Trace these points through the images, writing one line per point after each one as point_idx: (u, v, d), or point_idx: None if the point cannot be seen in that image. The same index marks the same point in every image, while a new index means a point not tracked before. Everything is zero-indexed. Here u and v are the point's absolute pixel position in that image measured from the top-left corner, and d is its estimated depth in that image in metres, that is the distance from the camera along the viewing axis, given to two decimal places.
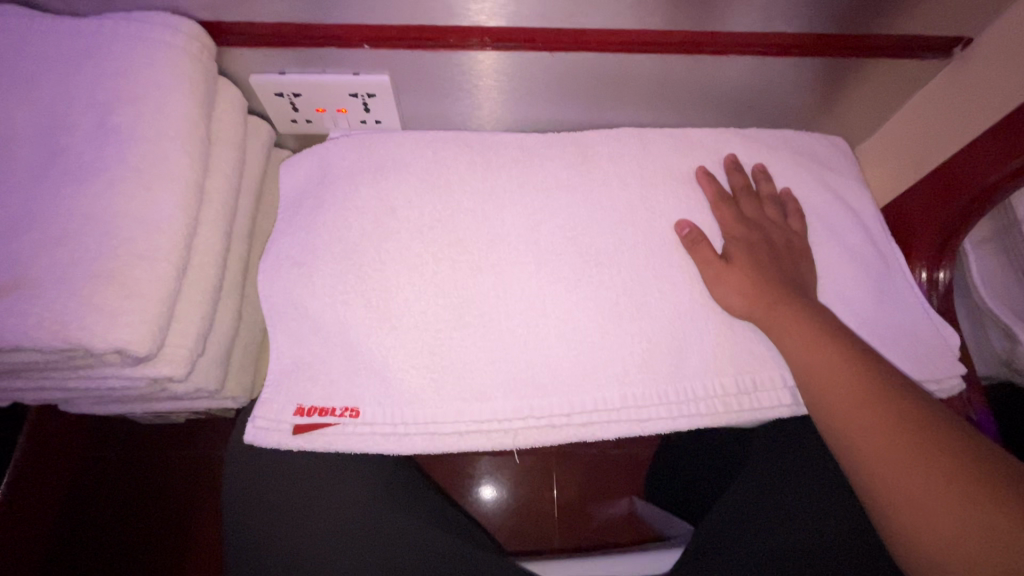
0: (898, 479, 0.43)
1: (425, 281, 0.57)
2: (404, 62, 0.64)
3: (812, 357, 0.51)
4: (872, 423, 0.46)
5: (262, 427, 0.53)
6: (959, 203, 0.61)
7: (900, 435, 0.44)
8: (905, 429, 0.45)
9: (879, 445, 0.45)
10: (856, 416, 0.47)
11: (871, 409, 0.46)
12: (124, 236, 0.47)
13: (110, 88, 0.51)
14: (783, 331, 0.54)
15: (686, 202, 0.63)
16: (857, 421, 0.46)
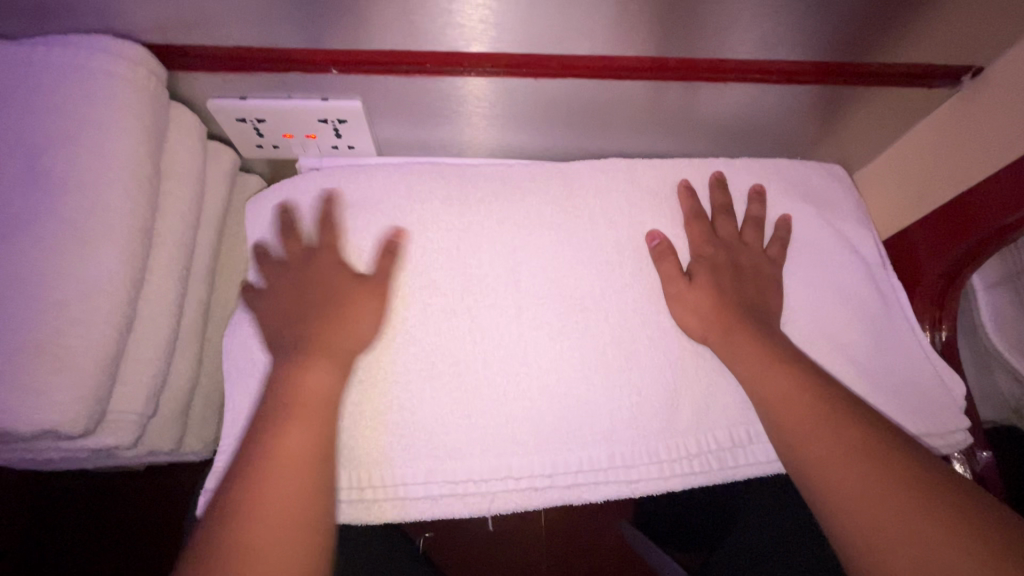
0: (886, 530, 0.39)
1: (397, 331, 0.52)
2: (376, 87, 0.59)
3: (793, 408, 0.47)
4: (860, 469, 0.42)
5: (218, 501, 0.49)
6: (966, 244, 0.58)
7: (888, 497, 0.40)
8: (893, 490, 0.40)
9: (865, 507, 0.41)
10: (842, 476, 0.42)
11: (854, 465, 0.42)
12: (55, 297, 0.43)
13: (41, 126, 0.46)
14: (742, 357, 0.51)
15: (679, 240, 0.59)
16: (842, 480, 0.42)
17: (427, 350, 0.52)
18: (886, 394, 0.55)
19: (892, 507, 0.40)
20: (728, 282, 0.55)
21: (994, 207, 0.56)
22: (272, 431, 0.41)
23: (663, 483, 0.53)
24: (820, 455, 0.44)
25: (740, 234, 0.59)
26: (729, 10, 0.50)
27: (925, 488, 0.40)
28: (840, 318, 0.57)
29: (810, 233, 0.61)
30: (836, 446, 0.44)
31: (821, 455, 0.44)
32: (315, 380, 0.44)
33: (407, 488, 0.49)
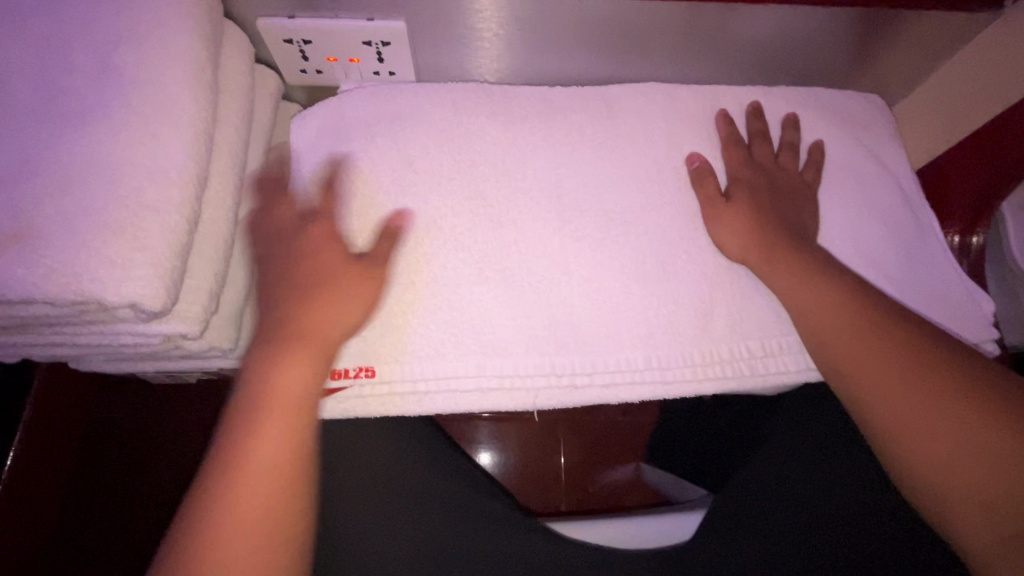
0: (907, 411, 0.43)
1: (444, 236, 0.54)
2: (420, 5, 0.60)
3: (832, 320, 0.49)
4: (873, 359, 0.46)
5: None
6: (1000, 164, 0.59)
7: (935, 404, 0.43)
8: (939, 396, 0.43)
9: (907, 412, 0.43)
10: (885, 385, 0.45)
11: (901, 376, 0.44)
12: (132, 185, 0.45)
13: (111, 27, 0.48)
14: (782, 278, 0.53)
15: (715, 162, 0.61)
16: (887, 389, 0.44)
17: (474, 256, 0.54)
18: (919, 308, 0.56)
19: (938, 413, 0.42)
20: (764, 200, 0.56)
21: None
22: (264, 367, 0.44)
23: (698, 387, 0.55)
24: (863, 365, 0.46)
25: (774, 156, 0.60)
26: None
27: (974, 394, 0.42)
28: (873, 236, 0.58)
29: (845, 157, 0.62)
30: (880, 355, 0.46)
31: (864, 365, 0.46)
32: (320, 318, 0.48)
33: (456, 383, 0.52)
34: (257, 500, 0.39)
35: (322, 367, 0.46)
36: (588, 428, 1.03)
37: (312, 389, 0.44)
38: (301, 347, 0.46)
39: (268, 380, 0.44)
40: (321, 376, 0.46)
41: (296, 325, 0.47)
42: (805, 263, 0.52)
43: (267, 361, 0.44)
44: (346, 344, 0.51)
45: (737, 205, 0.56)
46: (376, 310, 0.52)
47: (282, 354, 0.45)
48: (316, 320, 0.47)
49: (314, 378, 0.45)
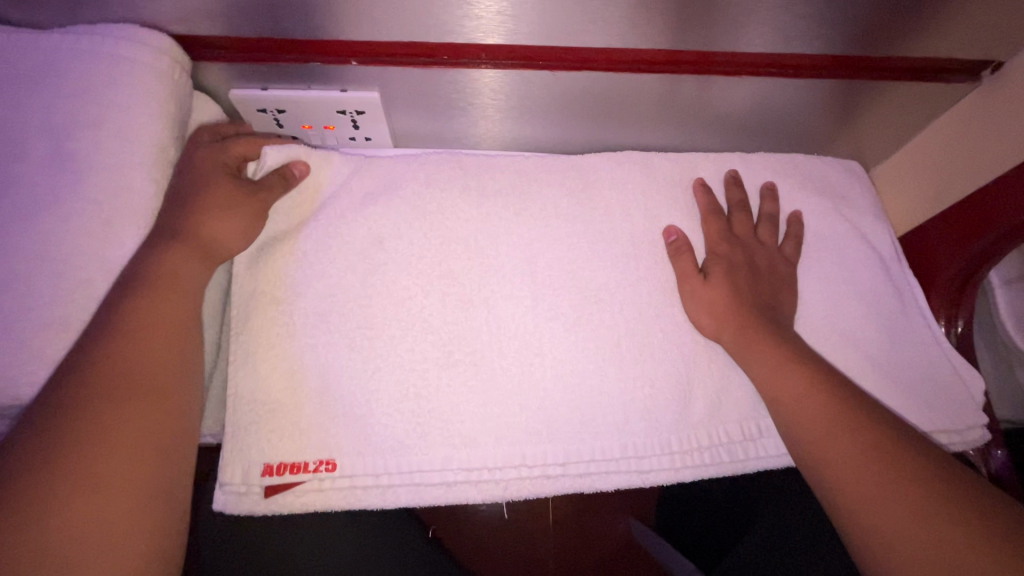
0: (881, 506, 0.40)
1: (412, 317, 0.53)
2: (394, 79, 0.59)
3: (810, 413, 0.46)
4: (851, 450, 0.43)
5: (228, 493, 0.48)
6: (981, 241, 0.57)
7: (921, 510, 0.39)
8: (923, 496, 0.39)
9: (893, 518, 0.39)
10: (872, 486, 0.41)
11: (883, 476, 0.41)
12: (82, 278, 0.44)
13: (69, 112, 0.47)
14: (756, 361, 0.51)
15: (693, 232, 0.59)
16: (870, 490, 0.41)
17: (444, 338, 0.53)
18: (902, 392, 0.54)
19: (924, 517, 0.39)
20: (741, 278, 0.55)
21: (1013, 207, 0.54)
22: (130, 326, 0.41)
23: (675, 474, 0.52)
24: (843, 463, 0.43)
25: (753, 228, 0.59)
26: (747, 1, 0.50)
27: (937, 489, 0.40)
28: (853, 314, 0.57)
29: (824, 229, 0.61)
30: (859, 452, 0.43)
31: (841, 463, 0.43)
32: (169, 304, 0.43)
33: (422, 477, 0.50)
34: (120, 497, 0.34)
35: (169, 348, 0.42)
36: None
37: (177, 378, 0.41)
38: (149, 339, 0.41)
39: (102, 368, 0.38)
40: (173, 360, 0.41)
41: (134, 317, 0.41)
42: (783, 348, 0.50)
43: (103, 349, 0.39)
44: (304, 435, 0.49)
45: (716, 283, 0.55)
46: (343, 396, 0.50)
47: (129, 347, 0.40)
48: (160, 309, 0.42)
49: (155, 361, 0.40)
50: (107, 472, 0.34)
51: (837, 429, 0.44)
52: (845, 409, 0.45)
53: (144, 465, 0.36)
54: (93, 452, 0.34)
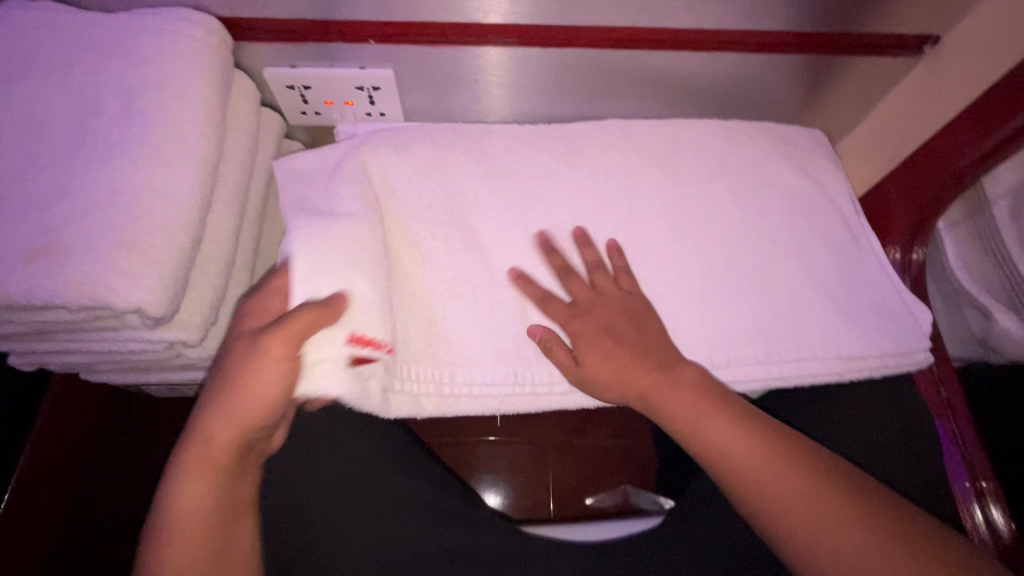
0: (834, 537, 0.43)
1: (421, 256, 0.60)
2: (407, 56, 0.68)
3: (754, 450, 0.48)
4: (801, 484, 0.46)
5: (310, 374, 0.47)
6: (931, 188, 0.65)
7: (813, 496, 0.45)
8: (815, 488, 0.46)
9: (798, 512, 0.45)
10: (783, 488, 0.46)
11: (782, 472, 0.47)
12: (145, 209, 0.52)
13: (136, 76, 0.56)
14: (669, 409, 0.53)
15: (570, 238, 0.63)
16: (773, 485, 0.46)
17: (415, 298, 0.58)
18: (856, 323, 0.61)
19: (820, 506, 0.45)
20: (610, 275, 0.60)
21: (954, 153, 0.62)
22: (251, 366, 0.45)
23: None
24: (744, 464, 0.48)
25: (724, 184, 0.66)
26: None
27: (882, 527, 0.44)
28: (816, 256, 0.64)
29: (791, 185, 0.68)
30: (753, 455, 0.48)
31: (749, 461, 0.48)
32: (264, 381, 0.45)
33: (427, 391, 0.57)
34: (191, 561, 0.45)
35: (228, 472, 0.47)
36: (577, 450, 1.07)
37: (210, 500, 0.46)
38: (205, 474, 0.46)
39: (172, 508, 0.46)
40: (226, 484, 0.47)
41: (198, 441, 0.46)
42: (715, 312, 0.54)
43: (174, 491, 0.46)
44: None
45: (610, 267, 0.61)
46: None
47: (269, 368, 0.45)
48: (219, 439, 0.46)
49: (217, 489, 0.47)
50: (176, 542, 0.45)
51: (777, 462, 0.47)
52: (756, 431, 0.49)
53: (206, 519, 0.46)
54: (184, 518, 0.45)
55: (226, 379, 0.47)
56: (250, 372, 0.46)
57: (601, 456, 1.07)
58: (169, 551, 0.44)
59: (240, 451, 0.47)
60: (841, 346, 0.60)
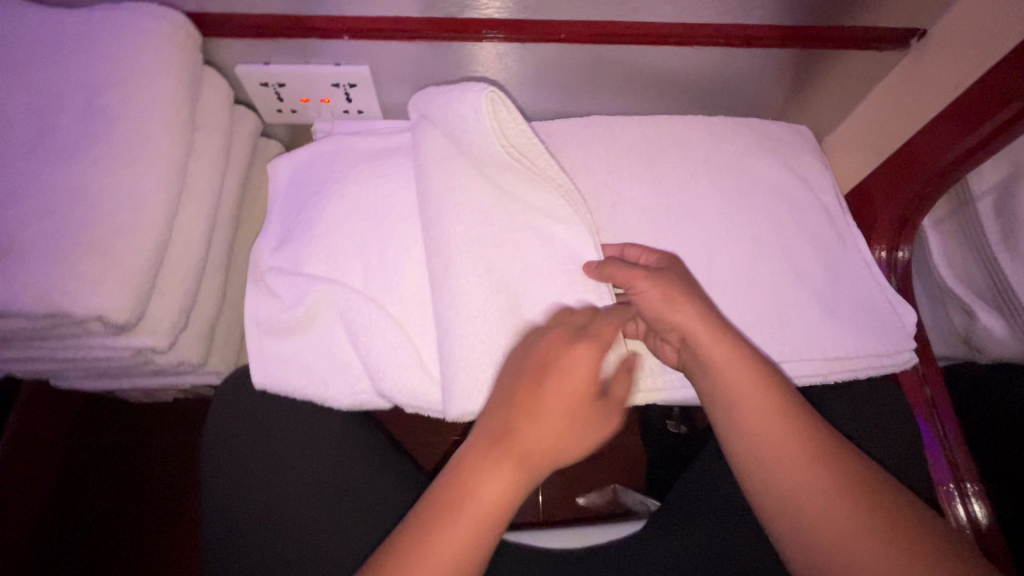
0: (819, 525, 0.44)
1: (397, 257, 0.59)
2: (384, 52, 0.66)
3: (770, 431, 0.48)
4: (800, 467, 0.46)
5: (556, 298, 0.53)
6: (916, 185, 0.64)
7: (843, 494, 0.45)
8: (846, 487, 0.45)
9: (821, 504, 0.45)
10: (786, 474, 0.46)
11: (811, 471, 0.46)
12: (108, 211, 0.50)
13: (97, 74, 0.54)
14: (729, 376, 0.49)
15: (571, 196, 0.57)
16: (799, 484, 0.46)
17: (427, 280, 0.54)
18: (841, 324, 0.60)
19: (847, 507, 0.44)
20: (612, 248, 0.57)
21: (939, 149, 0.61)
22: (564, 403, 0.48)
23: (632, 395, 0.58)
24: (774, 450, 0.47)
25: (708, 181, 0.65)
26: None
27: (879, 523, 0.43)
28: (801, 255, 0.62)
29: (776, 182, 0.66)
30: (786, 444, 0.47)
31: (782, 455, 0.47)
32: (536, 431, 0.47)
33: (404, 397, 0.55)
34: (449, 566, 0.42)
35: (520, 474, 0.46)
36: None
37: (508, 495, 0.45)
38: (505, 464, 0.45)
39: (468, 485, 0.45)
40: (519, 483, 0.46)
41: (502, 441, 0.46)
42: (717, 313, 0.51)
43: (462, 469, 0.46)
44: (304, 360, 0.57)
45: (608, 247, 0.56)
46: (346, 321, 0.57)
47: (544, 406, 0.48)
48: (526, 433, 0.47)
49: (512, 485, 0.45)
50: (422, 556, 0.42)
51: (787, 442, 0.47)
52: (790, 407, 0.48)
53: (472, 541, 0.43)
54: (449, 534, 0.43)
55: (507, 420, 0.47)
56: (527, 413, 0.47)
57: (591, 456, 1.06)
58: (439, 541, 0.43)
59: (540, 463, 0.47)
60: (826, 346, 0.58)
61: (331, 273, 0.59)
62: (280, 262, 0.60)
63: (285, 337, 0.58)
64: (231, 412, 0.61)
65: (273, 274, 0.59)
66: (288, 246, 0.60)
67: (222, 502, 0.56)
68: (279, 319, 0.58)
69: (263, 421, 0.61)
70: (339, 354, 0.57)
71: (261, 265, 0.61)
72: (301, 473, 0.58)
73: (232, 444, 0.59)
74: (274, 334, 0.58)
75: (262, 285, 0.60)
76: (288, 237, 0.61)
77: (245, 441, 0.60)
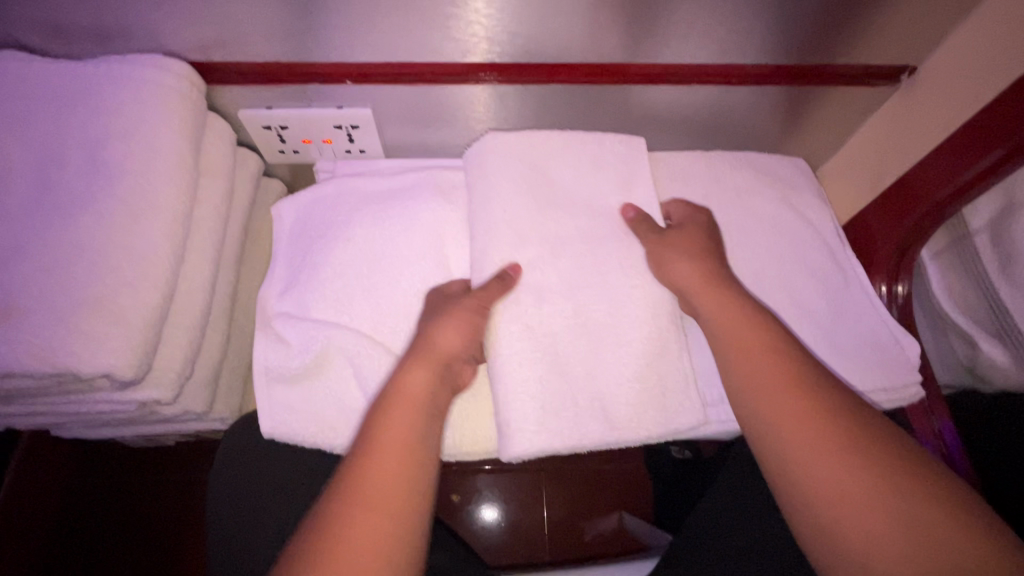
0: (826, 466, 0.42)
1: (405, 302, 0.59)
2: (386, 95, 0.67)
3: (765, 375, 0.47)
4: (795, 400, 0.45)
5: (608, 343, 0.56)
6: (912, 219, 0.66)
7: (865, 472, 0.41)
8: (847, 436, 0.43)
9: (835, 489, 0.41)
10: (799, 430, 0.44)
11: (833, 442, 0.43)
12: (113, 265, 0.50)
13: (101, 127, 0.55)
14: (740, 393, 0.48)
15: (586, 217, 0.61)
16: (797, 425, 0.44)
17: (441, 324, 0.53)
18: (847, 358, 0.60)
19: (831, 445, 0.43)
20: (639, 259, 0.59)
21: (934, 183, 0.63)
22: (437, 320, 0.53)
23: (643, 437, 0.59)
24: (774, 397, 0.46)
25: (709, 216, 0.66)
26: (684, 19, 0.59)
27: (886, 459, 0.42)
28: (803, 290, 0.63)
29: (776, 216, 0.67)
30: (782, 383, 0.46)
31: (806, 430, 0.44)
32: (444, 336, 0.52)
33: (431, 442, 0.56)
34: (392, 459, 0.43)
35: (439, 370, 0.50)
36: (572, 477, 1.05)
37: (429, 389, 0.49)
38: (425, 359, 0.50)
39: (396, 383, 0.49)
40: (437, 379, 0.50)
41: (417, 348, 0.51)
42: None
43: (393, 374, 0.50)
44: (321, 408, 0.57)
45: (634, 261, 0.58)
46: (356, 367, 0.57)
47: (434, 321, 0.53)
48: (440, 337, 0.52)
49: (433, 382, 0.49)
50: (371, 469, 0.43)
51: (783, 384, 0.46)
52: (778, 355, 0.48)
53: (408, 434, 0.45)
54: (386, 425, 0.46)
55: (425, 333, 0.53)
56: (436, 323, 0.53)
57: (597, 483, 1.05)
58: (378, 433, 0.45)
59: (447, 363, 0.51)
60: None
61: (339, 318, 0.59)
62: (287, 307, 0.60)
63: (295, 384, 0.58)
64: (242, 457, 0.61)
65: (281, 319, 0.59)
66: (295, 291, 0.61)
67: (226, 549, 0.56)
68: (288, 366, 0.58)
69: (275, 467, 0.61)
70: (349, 401, 0.57)
71: (267, 311, 0.61)
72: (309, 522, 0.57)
73: (242, 488, 0.59)
74: (284, 382, 0.58)
75: (270, 331, 0.60)
76: (294, 282, 0.61)
77: (254, 486, 0.60)
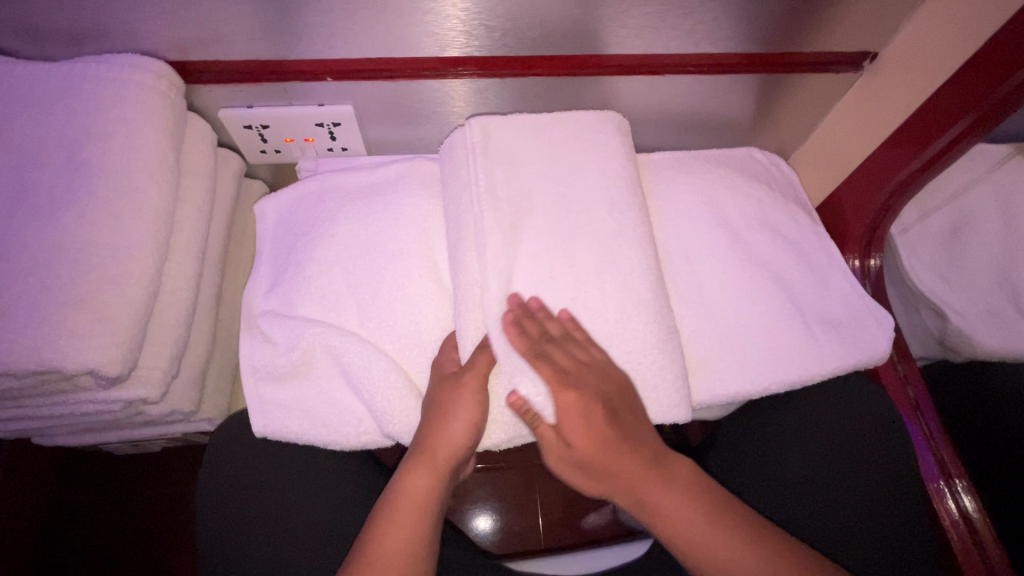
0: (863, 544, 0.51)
1: (391, 295, 0.59)
2: (367, 92, 0.68)
3: None
4: None
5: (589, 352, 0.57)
6: (880, 197, 0.70)
7: None
8: None
9: None
10: None
11: None
12: (95, 263, 0.50)
13: (80, 126, 0.54)
14: None
15: None
16: None
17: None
18: (820, 333, 0.63)
19: None
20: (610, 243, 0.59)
21: (897, 163, 0.67)
22: (441, 412, 0.53)
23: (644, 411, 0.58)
24: None
25: (686, 201, 0.67)
26: (656, 10, 0.61)
27: None
28: (781, 268, 0.66)
29: (751, 200, 0.69)
30: None
31: None
32: (445, 434, 0.52)
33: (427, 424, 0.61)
34: None
35: (441, 476, 0.52)
36: None
37: (431, 493, 0.51)
38: (427, 466, 0.52)
39: (398, 489, 0.51)
40: (440, 485, 0.52)
41: (419, 449, 0.53)
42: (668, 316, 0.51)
43: (397, 474, 0.52)
44: (309, 401, 0.58)
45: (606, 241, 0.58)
46: (342, 364, 0.57)
47: (436, 406, 0.53)
48: (441, 442, 0.52)
49: (434, 485, 0.52)
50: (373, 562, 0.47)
51: None
52: None
53: (411, 543, 0.49)
54: (389, 541, 0.49)
55: (424, 432, 0.53)
56: (439, 422, 0.52)
57: None
58: (382, 544, 0.48)
59: (450, 465, 0.53)
60: (798, 363, 0.62)
61: (326, 313, 0.59)
62: (274, 304, 0.60)
63: (282, 381, 0.58)
64: (230, 454, 0.60)
65: (267, 317, 0.59)
66: (281, 288, 0.61)
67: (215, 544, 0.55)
68: (275, 364, 0.58)
69: (262, 462, 0.60)
70: (336, 395, 0.58)
71: (254, 309, 0.61)
72: (299, 513, 0.57)
73: (230, 485, 0.59)
74: (270, 379, 0.58)
75: (254, 329, 0.60)
76: (280, 279, 0.61)
77: (243, 481, 0.59)
